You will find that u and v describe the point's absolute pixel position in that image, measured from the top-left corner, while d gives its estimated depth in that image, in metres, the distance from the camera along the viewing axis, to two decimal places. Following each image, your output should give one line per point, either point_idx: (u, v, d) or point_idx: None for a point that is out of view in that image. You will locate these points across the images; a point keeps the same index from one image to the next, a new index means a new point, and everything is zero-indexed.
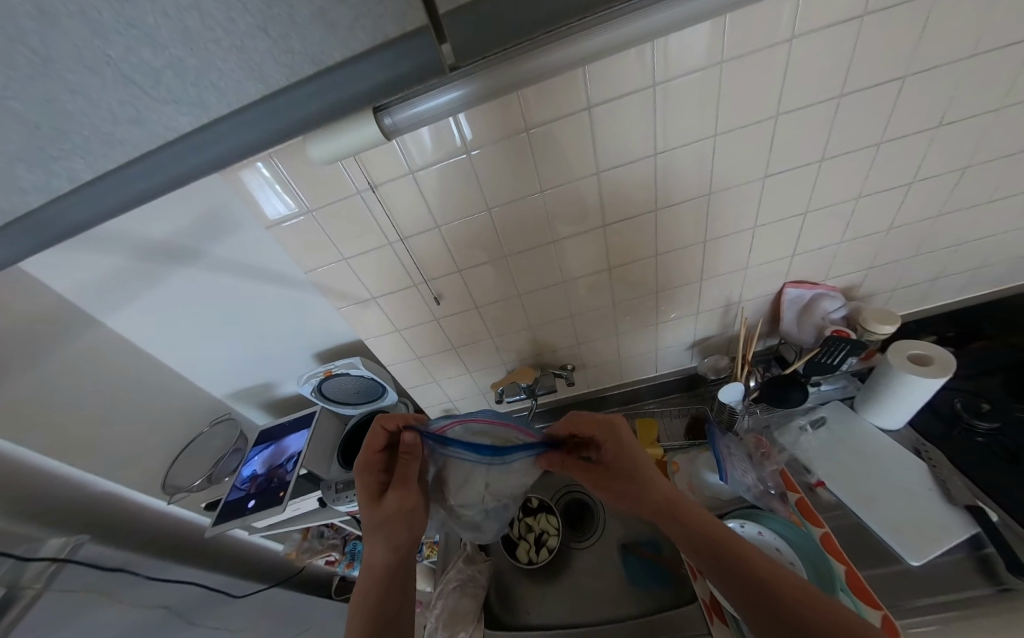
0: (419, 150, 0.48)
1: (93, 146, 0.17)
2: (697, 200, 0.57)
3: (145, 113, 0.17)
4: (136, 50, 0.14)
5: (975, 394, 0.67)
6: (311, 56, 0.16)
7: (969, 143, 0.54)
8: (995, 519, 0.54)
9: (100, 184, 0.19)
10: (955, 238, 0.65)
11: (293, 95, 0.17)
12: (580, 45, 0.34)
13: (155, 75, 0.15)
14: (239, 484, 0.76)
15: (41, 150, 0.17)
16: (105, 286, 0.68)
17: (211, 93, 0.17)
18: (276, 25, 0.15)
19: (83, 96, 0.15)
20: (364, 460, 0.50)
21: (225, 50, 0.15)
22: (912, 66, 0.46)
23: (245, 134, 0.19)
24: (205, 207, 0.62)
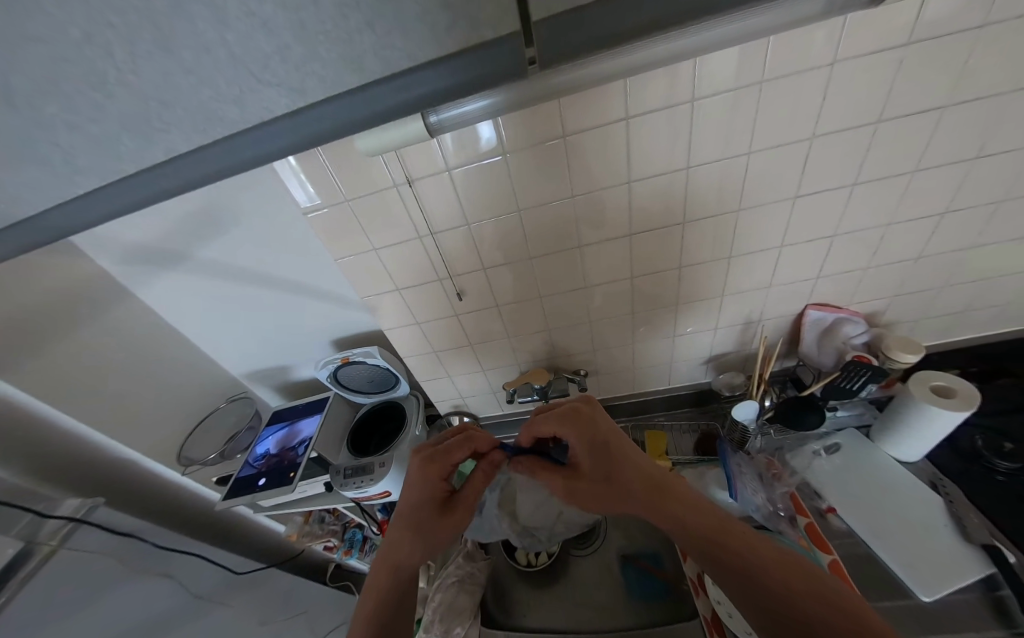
0: (456, 148, 0.49)
1: (194, 121, 0.19)
2: (725, 216, 0.57)
3: (247, 93, 0.18)
4: (255, 37, 0.15)
5: (997, 431, 0.66)
6: (407, 54, 0.18)
7: (1006, 176, 0.53)
8: (1013, 561, 0.52)
9: (193, 156, 0.21)
10: (987, 271, 0.64)
11: (385, 87, 0.20)
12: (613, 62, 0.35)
13: (265, 60, 0.17)
14: (251, 461, 0.77)
15: (146, 122, 0.18)
16: (145, 261, 0.72)
17: (311, 79, 0.18)
18: (382, 21, 0.16)
19: (195, 75, 0.16)
20: (440, 464, 0.51)
21: (331, 42, 0.16)
22: (954, 97, 0.46)
23: (335, 119, 0.21)
24: (238, 191, 0.64)
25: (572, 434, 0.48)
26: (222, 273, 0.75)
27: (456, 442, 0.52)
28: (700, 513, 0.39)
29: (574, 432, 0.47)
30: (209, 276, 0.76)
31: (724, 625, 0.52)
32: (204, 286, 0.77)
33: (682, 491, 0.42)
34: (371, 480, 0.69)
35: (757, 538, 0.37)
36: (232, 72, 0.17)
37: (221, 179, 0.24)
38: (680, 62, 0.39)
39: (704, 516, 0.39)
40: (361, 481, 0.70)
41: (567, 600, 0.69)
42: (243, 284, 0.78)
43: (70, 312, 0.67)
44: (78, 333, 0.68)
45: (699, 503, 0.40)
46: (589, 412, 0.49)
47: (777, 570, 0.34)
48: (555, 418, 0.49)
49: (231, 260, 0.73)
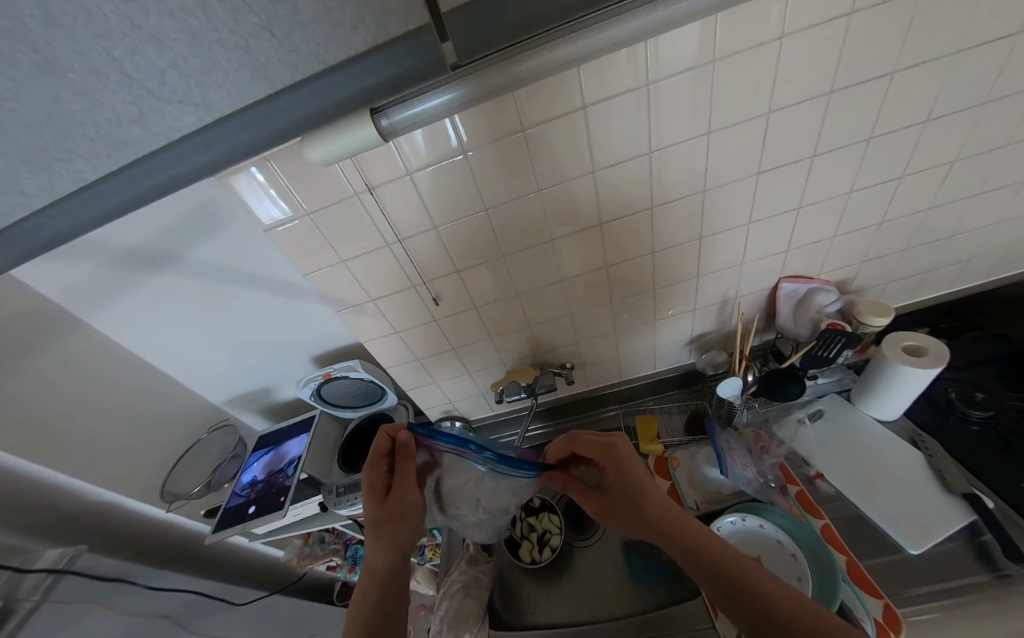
0: (417, 150, 0.48)
1: (98, 148, 0.18)
2: (692, 198, 0.57)
3: (147, 112, 0.17)
4: (143, 53, 0.14)
5: (967, 383, 0.68)
6: (315, 56, 0.17)
7: (954, 137, 0.55)
8: (992, 506, 0.55)
9: (106, 183, 0.20)
10: (945, 230, 0.66)
11: (299, 94, 0.19)
12: (557, 50, 0.35)
13: (159, 74, 0.15)
14: (239, 490, 0.75)
15: (41, 151, 0.17)
16: (96, 287, 0.65)
17: (215, 91, 0.17)
18: (280, 23, 0.15)
19: (87, 97, 0.15)
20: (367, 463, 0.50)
21: (229, 49, 0.15)
22: (899, 62, 0.47)
23: (254, 131, 0.20)
24: (198, 200, 0.60)
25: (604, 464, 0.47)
26: (196, 286, 0.70)
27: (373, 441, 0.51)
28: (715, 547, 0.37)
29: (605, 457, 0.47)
30: (176, 284, 0.69)
31: None
32: (172, 298, 0.71)
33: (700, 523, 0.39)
34: None
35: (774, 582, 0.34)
36: (125, 91, 0.16)
37: (145, 205, 0.22)
38: (637, 42, 0.38)
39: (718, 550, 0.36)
40: (356, 498, 0.68)
41: (573, 594, 0.69)
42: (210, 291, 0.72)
43: (12, 348, 0.60)
44: (19, 362, 0.61)
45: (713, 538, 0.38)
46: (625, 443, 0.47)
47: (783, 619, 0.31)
48: (590, 440, 0.48)
49: (197, 268, 0.68)
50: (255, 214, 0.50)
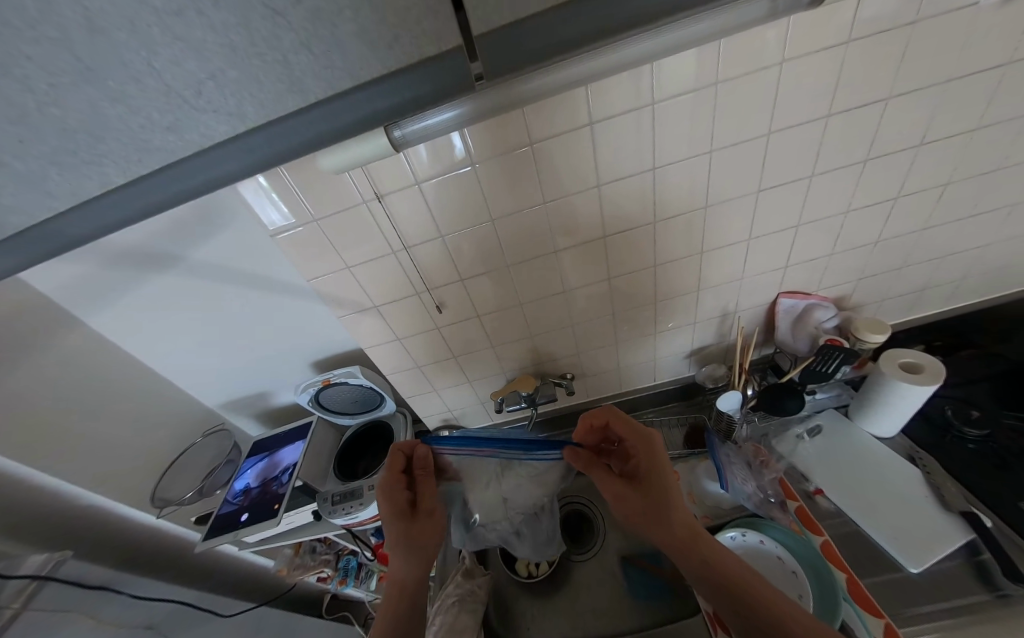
0: (425, 162, 0.49)
1: (129, 152, 0.18)
2: (694, 213, 0.58)
3: (183, 120, 0.17)
4: (183, 63, 0.15)
5: (963, 400, 0.69)
6: (348, 73, 0.18)
7: (947, 161, 0.57)
8: (991, 525, 0.55)
9: (132, 187, 0.20)
10: (939, 250, 0.68)
11: (329, 108, 0.19)
12: (566, 70, 0.36)
13: (197, 85, 0.16)
14: (231, 497, 0.73)
15: (73, 154, 0.17)
16: (95, 287, 0.65)
17: (250, 103, 0.18)
18: (319, 41, 0.16)
19: (122, 104, 0.16)
20: (388, 478, 0.50)
21: (267, 62, 0.16)
22: (893, 88, 0.49)
23: (282, 140, 0.20)
24: (206, 203, 0.61)
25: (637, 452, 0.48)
26: (198, 287, 0.70)
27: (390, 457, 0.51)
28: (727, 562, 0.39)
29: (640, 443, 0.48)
30: (178, 285, 0.69)
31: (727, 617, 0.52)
32: (174, 299, 0.71)
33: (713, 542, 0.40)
34: (361, 505, 0.67)
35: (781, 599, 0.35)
36: (162, 100, 0.16)
37: (168, 208, 0.23)
38: (644, 64, 0.39)
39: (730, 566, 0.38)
40: (351, 506, 0.68)
41: (570, 611, 0.68)
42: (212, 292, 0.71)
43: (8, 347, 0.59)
44: (20, 362, 0.61)
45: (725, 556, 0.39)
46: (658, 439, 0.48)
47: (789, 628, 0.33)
48: (629, 424, 0.49)
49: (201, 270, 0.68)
50: (256, 217, 0.50)
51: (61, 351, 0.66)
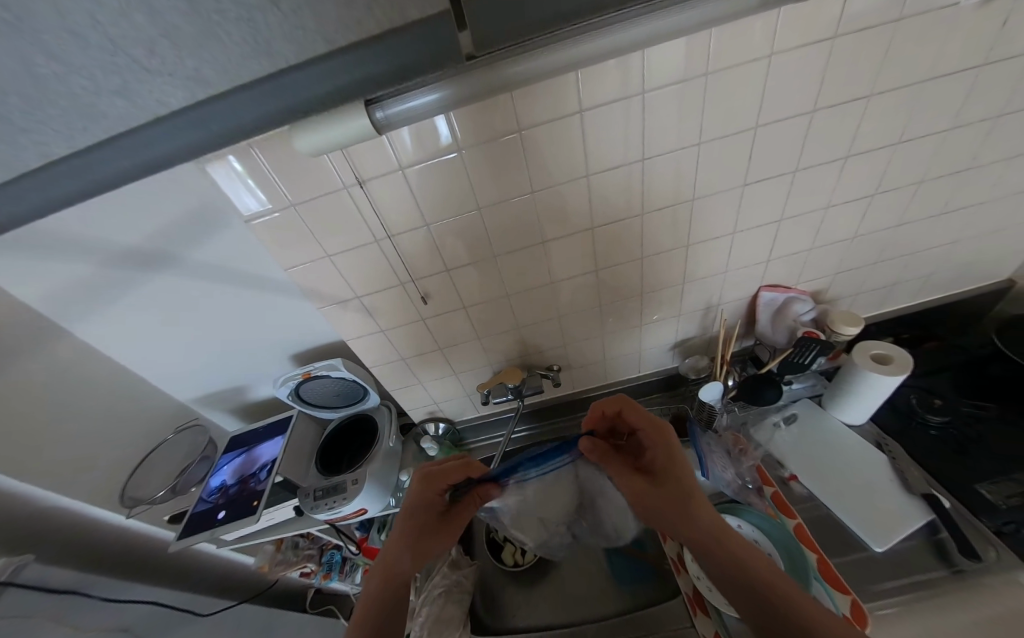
0: (407, 146, 0.47)
1: (73, 120, 0.14)
2: (682, 205, 0.58)
3: (131, 84, 0.14)
4: (131, 19, 0.12)
5: (927, 389, 0.73)
6: (324, 35, 0.15)
7: (922, 159, 0.58)
8: (951, 507, 0.59)
9: (62, 167, 0.16)
10: (911, 246, 0.71)
11: (302, 74, 0.16)
12: (572, 50, 0.34)
13: (149, 42, 0.13)
14: (206, 495, 0.71)
15: (5, 120, 0.13)
16: (63, 285, 0.62)
17: (210, 67, 0.14)
18: None
19: (62, 63, 0.12)
20: (434, 481, 0.54)
21: (230, 20, 0.13)
22: (877, 85, 0.50)
23: (249, 110, 0.17)
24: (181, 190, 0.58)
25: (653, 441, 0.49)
26: (171, 278, 0.67)
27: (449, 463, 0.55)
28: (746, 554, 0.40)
29: (654, 434, 0.49)
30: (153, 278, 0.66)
31: (705, 599, 0.55)
32: (146, 293, 0.68)
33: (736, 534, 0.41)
34: (345, 499, 0.66)
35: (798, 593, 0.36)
36: (101, 60, 0.12)
37: (112, 190, 0.19)
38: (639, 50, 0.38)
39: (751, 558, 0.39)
40: (334, 501, 0.66)
41: (556, 597, 0.69)
42: (187, 283, 0.68)
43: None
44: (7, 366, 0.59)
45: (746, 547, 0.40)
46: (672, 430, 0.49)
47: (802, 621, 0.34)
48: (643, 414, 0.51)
49: (176, 259, 0.65)
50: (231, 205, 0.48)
51: (51, 357, 0.65)
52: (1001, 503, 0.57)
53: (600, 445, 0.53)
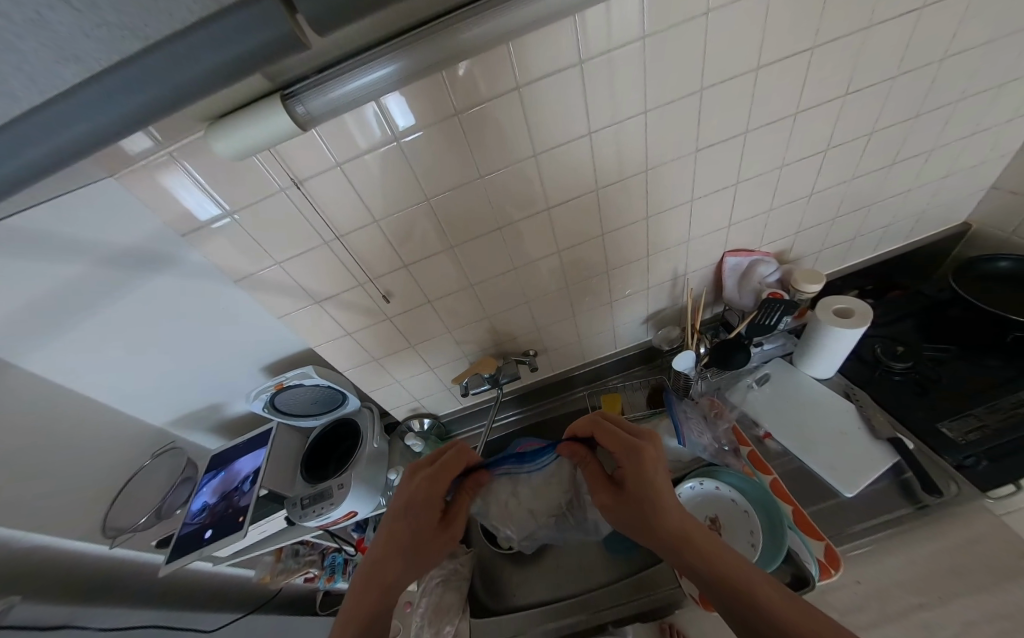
0: (342, 139, 0.45)
1: None
2: (637, 177, 0.58)
3: None
4: None
5: (891, 339, 0.75)
6: (132, 30, 0.12)
7: (871, 109, 0.58)
8: (914, 447, 0.62)
9: None
10: (868, 198, 0.71)
11: (112, 83, 0.13)
12: (507, 16, 0.34)
13: None
14: (190, 518, 0.70)
15: None
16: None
17: (16, 78, 0.12)
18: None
19: None
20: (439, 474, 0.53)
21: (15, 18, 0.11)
22: (819, 36, 0.49)
23: (67, 135, 0.14)
24: (121, 210, 0.54)
25: (626, 460, 0.47)
26: (133, 303, 0.64)
27: (451, 456, 0.55)
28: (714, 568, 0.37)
29: (631, 456, 0.47)
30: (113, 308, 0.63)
31: None
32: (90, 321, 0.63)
33: (705, 544, 0.39)
34: (332, 504, 0.66)
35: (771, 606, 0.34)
36: None
37: None
38: (573, 13, 0.38)
39: (721, 571, 0.37)
40: (321, 507, 0.67)
41: (552, 574, 0.71)
42: (150, 307, 0.66)
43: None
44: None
45: (716, 559, 0.38)
46: (654, 454, 0.46)
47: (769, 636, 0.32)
48: (617, 438, 0.49)
49: (133, 284, 0.62)
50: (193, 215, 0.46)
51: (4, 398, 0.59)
52: (961, 439, 0.60)
53: (577, 451, 0.55)
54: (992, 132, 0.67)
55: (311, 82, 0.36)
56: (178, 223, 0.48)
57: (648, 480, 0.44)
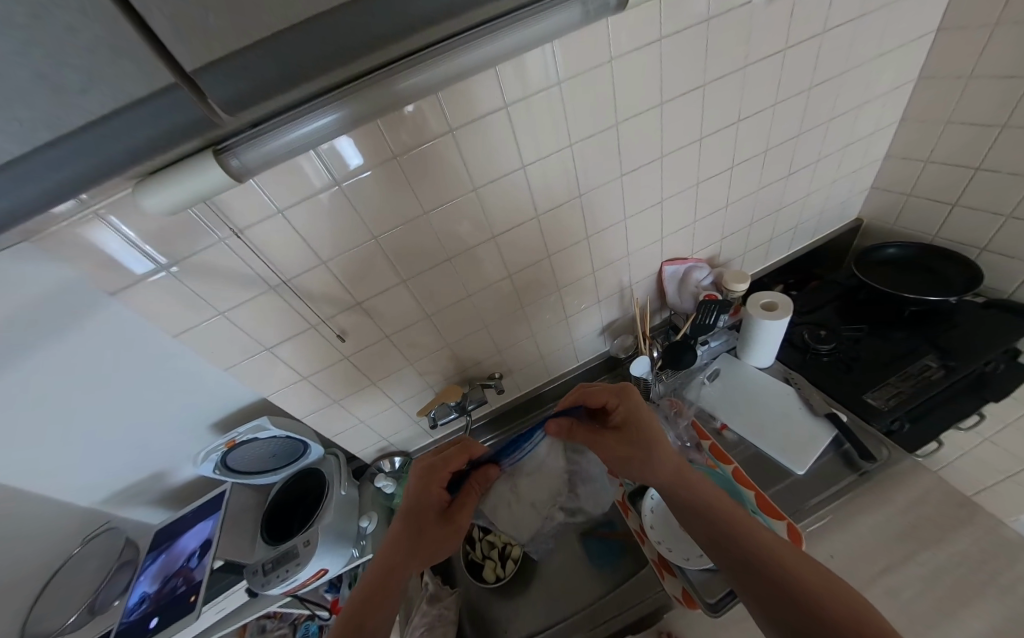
0: (276, 187, 0.45)
1: None
2: (572, 202, 0.63)
3: None
4: None
5: (815, 324, 0.84)
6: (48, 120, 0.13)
7: (762, 133, 0.68)
8: (846, 419, 0.69)
9: None
10: (776, 204, 0.82)
11: (30, 167, 0.14)
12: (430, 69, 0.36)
13: None
14: (126, 612, 0.62)
15: None
16: None
17: None
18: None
19: None
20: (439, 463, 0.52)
21: None
22: (707, 76, 0.58)
23: None
24: (36, 271, 0.50)
25: (619, 407, 0.51)
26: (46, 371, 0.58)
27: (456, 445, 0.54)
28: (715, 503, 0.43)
29: (619, 404, 0.51)
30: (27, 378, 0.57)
31: (668, 561, 0.58)
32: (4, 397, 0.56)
33: (703, 484, 0.45)
34: (298, 565, 0.61)
35: (764, 534, 0.40)
36: None
37: None
38: (494, 65, 0.41)
39: (720, 506, 0.43)
40: (287, 570, 0.61)
41: (542, 600, 0.69)
42: (78, 369, 0.60)
43: None
44: None
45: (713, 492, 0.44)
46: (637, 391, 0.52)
47: (763, 554, 0.38)
48: (606, 389, 0.52)
49: (59, 348, 0.57)
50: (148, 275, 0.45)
51: None
52: (883, 406, 0.67)
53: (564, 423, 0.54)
54: (862, 144, 0.80)
55: (245, 134, 0.35)
56: (105, 282, 0.45)
57: (646, 426, 0.48)
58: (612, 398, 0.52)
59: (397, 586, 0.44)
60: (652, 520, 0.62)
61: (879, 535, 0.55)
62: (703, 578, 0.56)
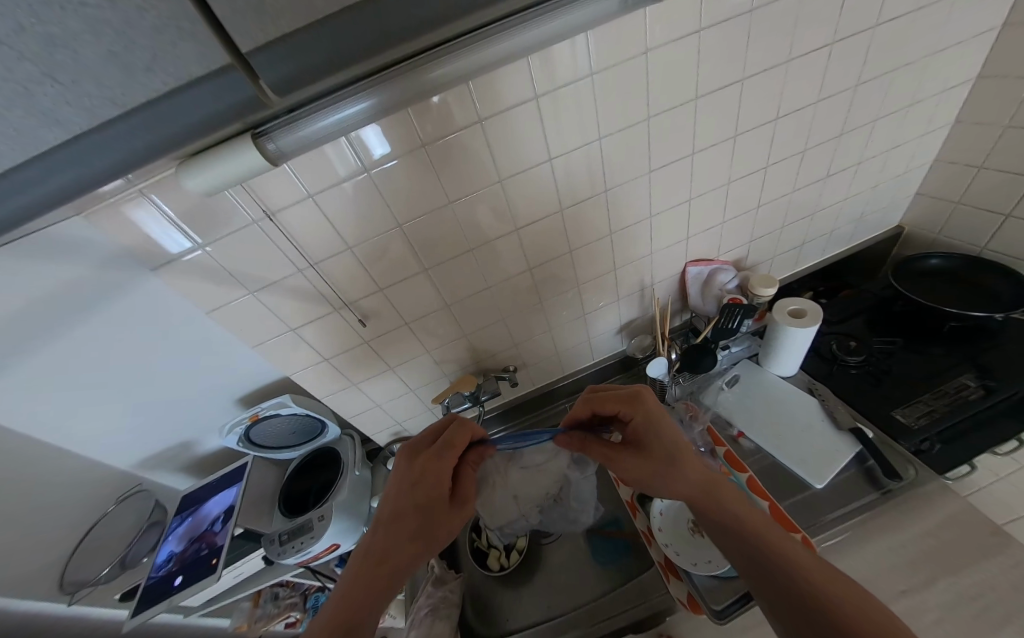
0: (308, 171, 0.46)
1: None
2: (597, 197, 0.62)
3: None
4: None
5: (845, 335, 0.81)
6: (110, 97, 0.14)
7: (801, 132, 0.65)
8: (872, 434, 0.66)
9: None
10: (810, 207, 0.78)
11: (96, 141, 0.15)
12: (468, 57, 0.36)
13: None
14: (155, 569, 0.66)
15: None
16: None
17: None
18: (65, 71, 0.13)
19: None
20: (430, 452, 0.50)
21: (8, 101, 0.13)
22: (746, 70, 0.55)
23: (46, 189, 0.15)
24: (83, 246, 0.54)
25: (635, 416, 0.49)
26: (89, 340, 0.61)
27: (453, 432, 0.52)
28: (735, 513, 0.42)
29: (633, 412, 0.49)
30: (70, 345, 0.61)
31: (675, 564, 0.58)
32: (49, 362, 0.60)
33: (722, 492, 0.44)
34: (312, 538, 0.64)
35: (786, 543, 0.39)
36: None
37: None
38: (529, 53, 0.41)
39: (741, 517, 0.42)
40: (301, 542, 0.64)
41: (544, 592, 0.70)
42: (117, 341, 0.64)
43: None
44: None
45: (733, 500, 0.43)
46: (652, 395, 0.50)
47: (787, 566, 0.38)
48: (618, 397, 0.51)
49: (100, 319, 0.60)
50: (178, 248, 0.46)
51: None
52: (912, 424, 0.64)
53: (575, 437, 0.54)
54: (909, 147, 0.76)
55: (283, 119, 0.36)
56: (147, 257, 0.48)
57: (660, 435, 0.47)
58: (624, 407, 0.50)
59: (384, 579, 0.44)
60: (660, 522, 0.62)
61: (899, 555, 0.53)
62: (710, 584, 0.55)
